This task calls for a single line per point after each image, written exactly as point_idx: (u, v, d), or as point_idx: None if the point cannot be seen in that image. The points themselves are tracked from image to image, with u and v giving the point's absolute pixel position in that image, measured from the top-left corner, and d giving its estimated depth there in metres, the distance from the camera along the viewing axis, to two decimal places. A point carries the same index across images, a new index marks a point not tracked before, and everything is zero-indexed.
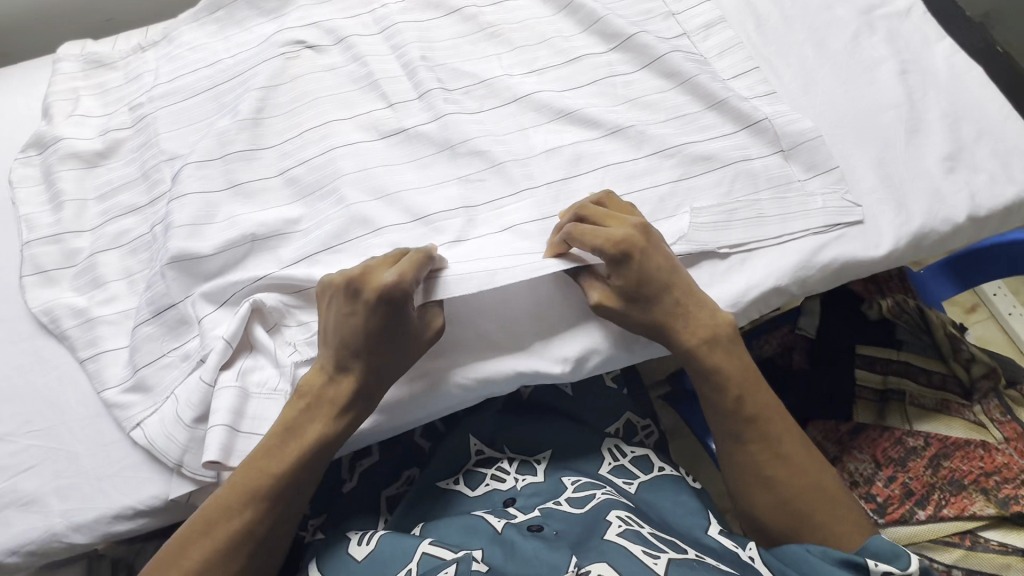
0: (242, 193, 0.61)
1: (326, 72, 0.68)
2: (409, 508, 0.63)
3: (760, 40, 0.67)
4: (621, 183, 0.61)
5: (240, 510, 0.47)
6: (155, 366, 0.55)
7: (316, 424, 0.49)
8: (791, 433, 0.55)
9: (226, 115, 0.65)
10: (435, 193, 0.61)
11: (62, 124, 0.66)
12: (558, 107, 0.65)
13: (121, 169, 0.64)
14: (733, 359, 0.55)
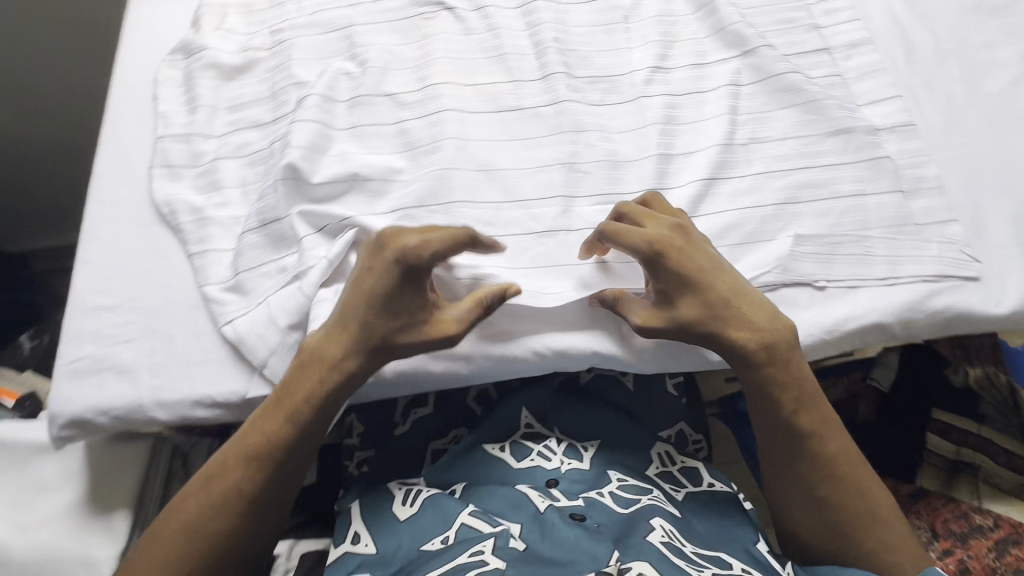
0: (359, 127, 0.63)
1: (456, 26, 0.69)
2: (451, 465, 0.64)
3: (907, 69, 0.64)
4: (732, 187, 0.59)
5: (236, 468, 0.49)
6: (254, 272, 0.58)
7: (312, 377, 0.50)
8: (845, 447, 0.53)
9: (358, 53, 0.68)
10: (542, 163, 0.61)
11: (208, 35, 0.70)
12: (681, 98, 0.63)
13: (253, 86, 0.68)
14: (793, 353, 0.51)
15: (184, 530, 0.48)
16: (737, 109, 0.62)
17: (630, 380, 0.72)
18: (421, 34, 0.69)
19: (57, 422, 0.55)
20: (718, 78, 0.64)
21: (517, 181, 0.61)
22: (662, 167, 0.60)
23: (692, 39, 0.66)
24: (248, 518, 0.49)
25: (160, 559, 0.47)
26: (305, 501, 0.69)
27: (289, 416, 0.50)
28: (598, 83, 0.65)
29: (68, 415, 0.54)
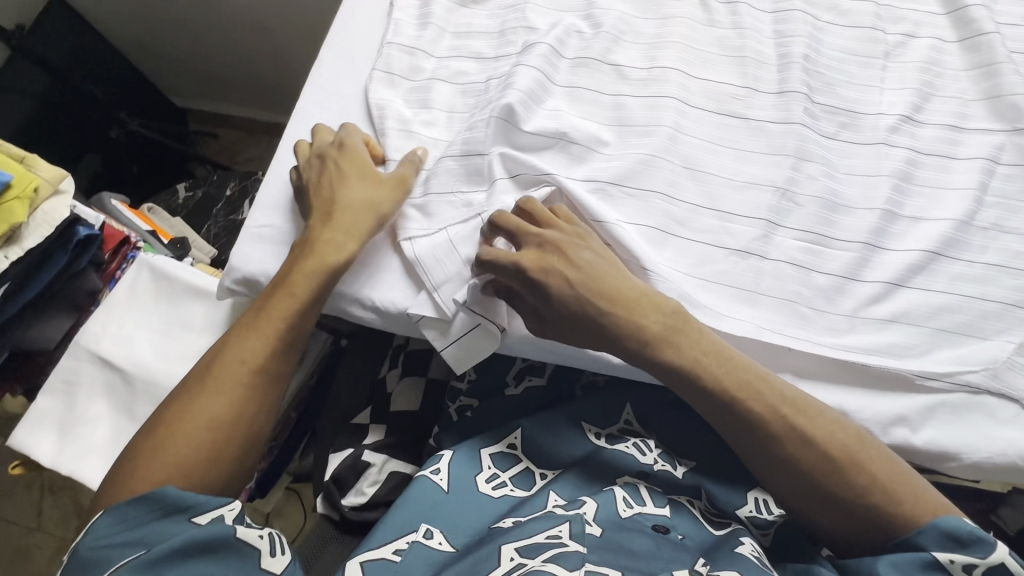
0: (577, 89, 0.63)
1: (700, 17, 0.66)
2: (550, 431, 0.63)
3: None
4: (957, 267, 0.54)
5: (247, 346, 0.52)
6: (440, 197, 0.59)
7: (315, 255, 0.54)
8: (790, 400, 0.48)
9: (595, 13, 0.66)
10: (751, 181, 0.58)
11: None
12: (925, 159, 0.58)
13: (483, 19, 0.68)
14: (651, 319, 0.49)
15: (197, 408, 0.50)
16: (986, 188, 0.56)
17: None
18: (663, 14, 0.67)
19: (232, 276, 0.59)
20: (975, 149, 0.58)
21: (722, 189, 0.58)
22: (882, 225, 0.55)
23: (956, 98, 0.60)
24: (256, 392, 0.52)
25: (177, 432, 0.48)
26: (395, 420, 0.71)
27: (290, 293, 0.54)
28: (836, 116, 0.61)
29: (244, 273, 0.58)
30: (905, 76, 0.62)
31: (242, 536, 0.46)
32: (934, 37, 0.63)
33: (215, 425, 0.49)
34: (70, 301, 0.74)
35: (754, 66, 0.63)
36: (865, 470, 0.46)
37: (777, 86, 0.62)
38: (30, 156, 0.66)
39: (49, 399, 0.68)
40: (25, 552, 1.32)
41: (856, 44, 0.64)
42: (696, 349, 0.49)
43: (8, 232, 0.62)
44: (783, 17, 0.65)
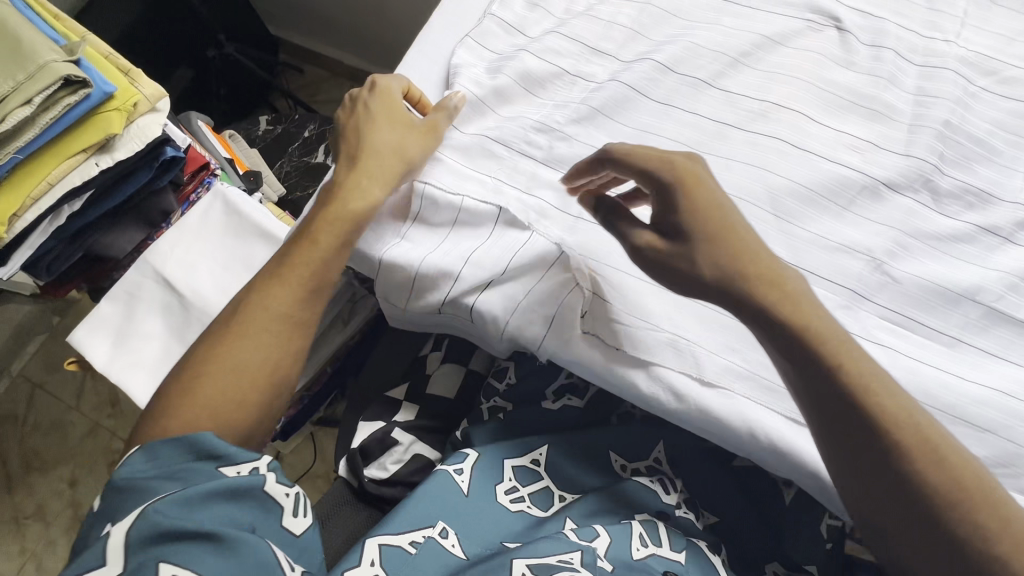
0: (677, 108, 0.61)
1: (830, 57, 0.62)
2: (576, 455, 0.63)
3: None
4: None
5: (271, 297, 0.54)
6: (513, 197, 0.58)
7: (346, 208, 0.57)
8: (878, 376, 0.41)
9: (716, 36, 0.64)
10: (846, 245, 0.54)
11: None
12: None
13: (598, 24, 0.67)
14: (789, 279, 0.44)
15: (229, 354, 0.52)
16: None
17: (790, 493, 0.61)
18: (792, 46, 0.63)
19: None
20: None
21: (816, 251, 0.54)
22: (981, 325, 0.51)
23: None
24: (290, 339, 0.53)
25: (204, 385, 0.50)
26: (430, 405, 0.71)
27: (319, 242, 0.56)
28: (966, 195, 0.55)
29: None
30: None
31: (270, 491, 0.46)
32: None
33: (250, 370, 0.51)
34: (145, 216, 0.75)
35: (879, 123, 0.59)
36: (949, 468, 0.39)
37: (905, 147, 0.57)
38: (135, 70, 0.67)
39: (110, 305, 0.70)
40: (60, 426, 1.42)
41: (1002, 119, 0.58)
42: (785, 290, 0.43)
43: (101, 142, 0.63)
44: (931, 73, 0.60)
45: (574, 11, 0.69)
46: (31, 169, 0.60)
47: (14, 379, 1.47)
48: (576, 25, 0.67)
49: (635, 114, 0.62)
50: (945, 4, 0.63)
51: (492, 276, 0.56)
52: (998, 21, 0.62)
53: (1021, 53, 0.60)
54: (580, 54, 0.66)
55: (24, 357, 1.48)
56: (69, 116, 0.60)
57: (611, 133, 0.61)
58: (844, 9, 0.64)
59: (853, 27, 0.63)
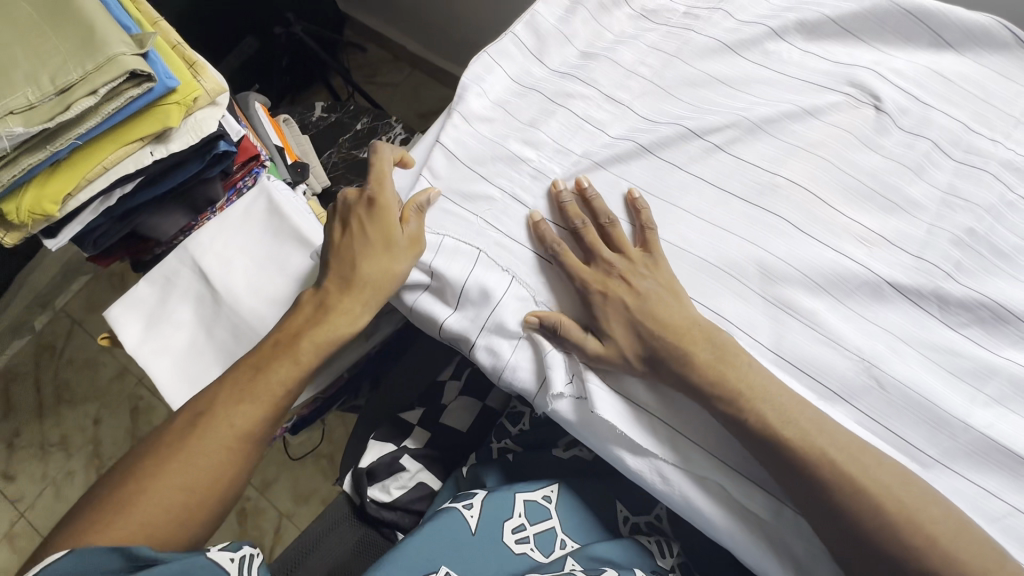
0: (706, 184, 0.57)
1: (868, 142, 0.56)
2: (585, 504, 0.60)
3: None
4: None
5: (232, 412, 0.53)
6: (496, 241, 0.56)
7: (326, 324, 0.55)
8: (841, 444, 0.45)
9: (763, 105, 0.58)
10: (832, 338, 0.50)
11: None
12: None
13: (620, 64, 0.61)
14: (753, 378, 0.47)
15: (185, 457, 0.51)
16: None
17: None
18: (824, 121, 0.57)
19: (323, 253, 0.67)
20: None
21: (800, 343, 0.51)
22: (963, 449, 0.47)
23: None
24: (241, 456, 0.53)
25: (139, 499, 0.49)
26: (439, 434, 0.71)
27: (294, 357, 0.55)
28: (976, 308, 0.50)
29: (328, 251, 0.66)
30: None
31: (214, 558, 0.45)
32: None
33: (200, 479, 0.51)
34: (191, 203, 0.77)
35: (917, 225, 0.53)
36: (916, 518, 0.43)
37: (918, 248, 0.53)
38: (199, 62, 0.68)
39: (147, 287, 0.72)
40: (93, 364, 1.48)
41: None
42: (744, 381, 0.47)
43: (159, 132, 0.64)
44: (967, 173, 0.55)
45: (594, 44, 0.63)
46: (91, 151, 0.61)
47: (56, 313, 1.53)
48: (595, 67, 0.61)
49: (642, 175, 0.57)
50: (1002, 100, 0.57)
51: (480, 323, 0.53)
52: None
53: None
54: (593, 99, 0.60)
55: (68, 294, 1.54)
56: (130, 107, 0.61)
57: (610, 186, 0.57)
58: (888, 86, 0.57)
59: (893, 108, 0.57)
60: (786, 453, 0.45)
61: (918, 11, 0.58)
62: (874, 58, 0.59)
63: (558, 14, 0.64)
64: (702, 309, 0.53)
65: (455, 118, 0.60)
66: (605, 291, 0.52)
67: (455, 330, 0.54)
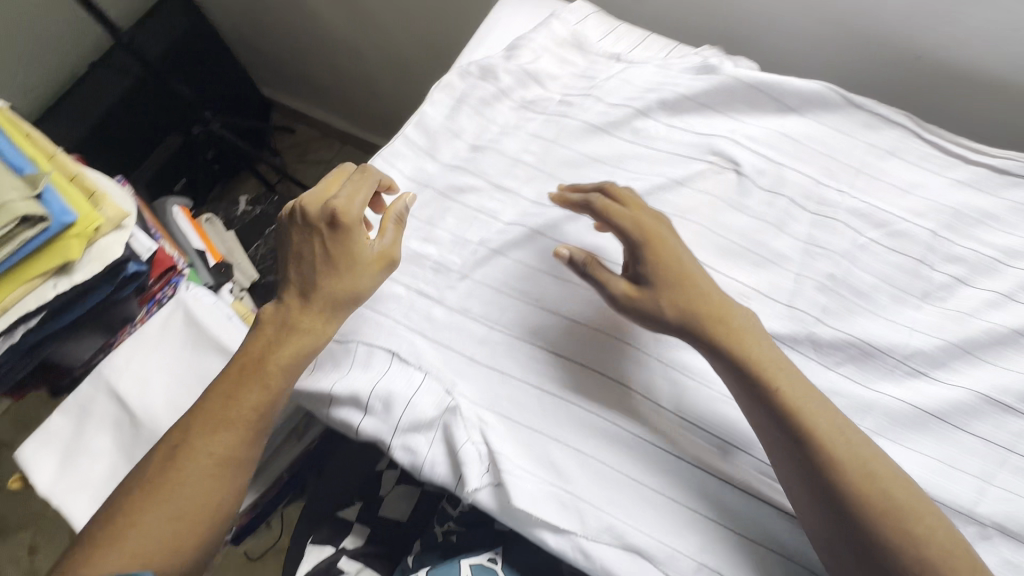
0: (597, 258, 0.61)
1: (734, 203, 0.62)
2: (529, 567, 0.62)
3: None
4: None
5: (201, 447, 0.51)
6: (407, 339, 0.58)
7: (289, 345, 0.55)
8: (830, 414, 0.48)
9: (639, 179, 0.64)
10: (726, 394, 0.55)
11: (516, 87, 0.69)
12: (925, 418, 0.53)
13: (507, 154, 0.66)
14: (761, 347, 0.51)
15: (165, 495, 0.50)
16: (991, 475, 0.51)
17: None
18: (694, 188, 0.63)
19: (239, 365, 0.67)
20: (999, 431, 0.52)
21: (696, 401, 0.55)
22: None
23: (995, 366, 0.54)
24: (226, 482, 0.51)
25: (119, 545, 0.48)
26: (380, 529, 0.70)
27: (262, 380, 0.54)
28: (847, 348, 0.55)
29: None
30: (945, 325, 0.56)
31: None
32: (995, 291, 0.57)
33: (180, 517, 0.49)
34: (108, 323, 0.77)
35: (786, 275, 0.59)
36: (895, 493, 0.45)
37: (789, 297, 0.58)
38: (99, 192, 0.69)
39: (62, 419, 0.70)
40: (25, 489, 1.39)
41: (904, 276, 0.58)
42: (749, 350, 0.51)
43: (60, 266, 0.64)
44: (822, 223, 0.61)
45: (481, 136, 0.68)
46: None
47: None
48: (483, 160, 0.66)
49: (536, 256, 0.61)
50: (843, 153, 0.64)
51: (396, 423, 0.55)
52: (893, 173, 0.63)
53: (912, 207, 0.61)
54: (484, 189, 0.64)
55: None
56: (25, 248, 0.61)
57: (508, 273, 0.60)
58: (744, 152, 0.64)
59: (751, 171, 0.63)
60: (796, 429, 0.48)
61: (758, 85, 0.65)
62: (730, 126, 0.66)
63: (445, 113, 0.68)
64: (605, 380, 0.56)
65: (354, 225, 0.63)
66: (658, 242, 0.54)
67: (372, 432, 0.55)
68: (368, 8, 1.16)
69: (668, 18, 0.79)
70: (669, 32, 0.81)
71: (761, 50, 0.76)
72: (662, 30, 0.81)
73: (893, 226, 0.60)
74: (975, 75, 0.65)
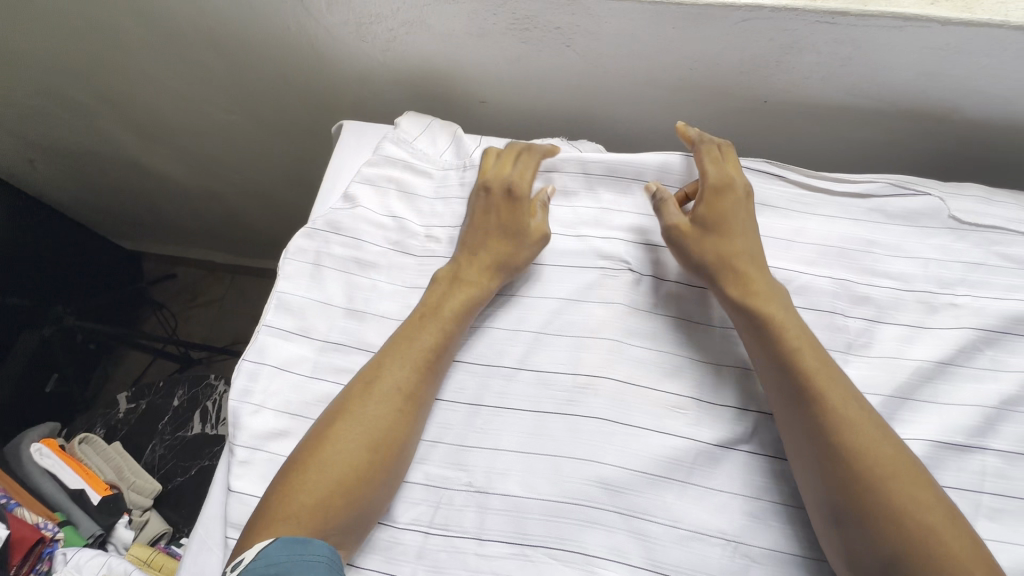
0: (518, 410, 0.54)
1: (638, 301, 0.59)
2: None
3: None
4: None
5: (383, 395, 0.51)
6: None
7: (439, 313, 0.56)
8: (887, 455, 0.46)
9: (535, 308, 0.59)
10: (698, 529, 0.50)
11: (380, 238, 0.63)
12: None
13: (390, 320, 0.59)
14: (840, 396, 0.48)
15: (336, 443, 0.49)
16: (969, 526, 0.49)
17: None
18: (595, 301, 0.59)
19: None
20: (964, 475, 0.50)
21: (671, 548, 0.49)
22: None
23: (935, 405, 0.53)
24: (388, 444, 0.50)
25: (298, 495, 0.47)
26: None
27: (419, 345, 0.54)
28: None
29: None
30: (875, 375, 0.54)
31: None
32: (908, 323, 0.57)
33: (340, 486, 0.48)
34: None
35: (711, 368, 0.56)
36: (922, 544, 0.42)
37: (721, 395, 0.55)
38: None
39: None
40: None
41: (823, 332, 0.57)
42: (833, 390, 0.48)
43: None
44: None
45: (355, 302, 0.60)
46: None
47: None
48: (365, 334, 0.58)
49: (452, 431, 0.54)
50: None
51: None
52: (779, 224, 0.61)
53: (806, 256, 0.60)
54: None
55: None
56: None
57: (428, 462, 0.53)
58: (629, 248, 0.61)
59: (642, 266, 0.60)
60: (845, 436, 0.47)
61: (620, 173, 0.64)
62: (609, 221, 0.63)
63: (307, 285, 0.60)
64: (567, 556, 0.49)
65: (239, 452, 0.53)
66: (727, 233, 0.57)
67: None
68: (205, 154, 1.05)
69: (517, 109, 0.76)
70: (522, 122, 0.78)
71: (616, 120, 0.75)
72: (514, 121, 0.79)
73: (794, 281, 0.59)
74: (818, 106, 0.66)
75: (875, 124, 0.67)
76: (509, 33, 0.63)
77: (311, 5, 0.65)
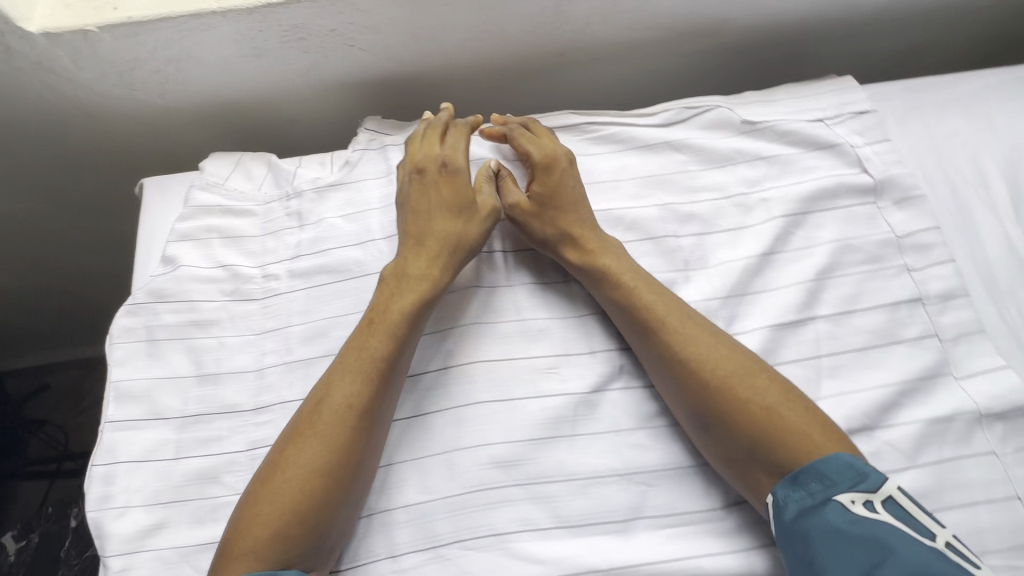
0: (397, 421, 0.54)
1: (489, 278, 0.60)
2: None
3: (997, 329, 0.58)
4: None
5: (342, 411, 0.49)
6: None
7: (389, 314, 0.53)
8: (732, 360, 0.51)
9: None
10: (593, 473, 0.52)
11: (213, 292, 0.59)
12: None
13: (246, 373, 0.56)
14: (688, 325, 0.53)
15: (295, 459, 0.47)
16: (814, 389, 0.55)
17: None
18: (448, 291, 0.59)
19: None
20: (802, 348, 0.56)
21: (573, 499, 0.51)
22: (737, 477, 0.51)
23: (766, 294, 0.58)
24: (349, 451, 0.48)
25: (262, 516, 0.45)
26: None
27: (371, 355, 0.51)
28: None
29: None
30: (711, 283, 0.59)
31: None
32: (730, 227, 0.61)
33: (305, 494, 0.46)
34: None
35: (571, 322, 0.58)
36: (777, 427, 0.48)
37: (586, 343, 0.57)
38: None
39: None
40: None
41: (661, 257, 0.60)
42: (671, 317, 0.54)
43: None
44: None
45: (203, 366, 0.56)
46: None
47: None
48: (223, 396, 0.55)
49: None
50: None
51: None
52: (599, 169, 0.64)
53: (631, 192, 0.63)
54: (243, 427, 0.54)
55: None
56: None
57: None
58: None
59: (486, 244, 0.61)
60: (699, 355, 0.52)
61: None
62: None
63: (145, 365, 0.55)
64: (481, 542, 0.50)
65: (115, 563, 0.49)
66: (561, 200, 0.60)
67: None
68: None
69: (332, 121, 0.74)
70: (343, 134, 0.76)
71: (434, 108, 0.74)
72: (336, 133, 0.76)
73: (625, 217, 0.62)
74: (609, 48, 0.69)
75: (665, 52, 0.71)
76: (287, 47, 0.60)
77: (56, 65, 0.59)
